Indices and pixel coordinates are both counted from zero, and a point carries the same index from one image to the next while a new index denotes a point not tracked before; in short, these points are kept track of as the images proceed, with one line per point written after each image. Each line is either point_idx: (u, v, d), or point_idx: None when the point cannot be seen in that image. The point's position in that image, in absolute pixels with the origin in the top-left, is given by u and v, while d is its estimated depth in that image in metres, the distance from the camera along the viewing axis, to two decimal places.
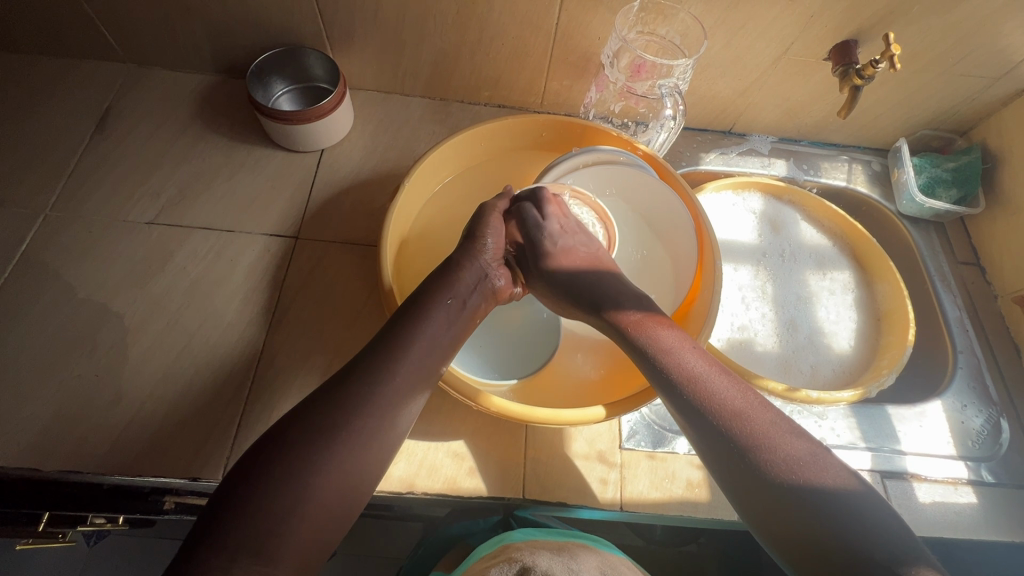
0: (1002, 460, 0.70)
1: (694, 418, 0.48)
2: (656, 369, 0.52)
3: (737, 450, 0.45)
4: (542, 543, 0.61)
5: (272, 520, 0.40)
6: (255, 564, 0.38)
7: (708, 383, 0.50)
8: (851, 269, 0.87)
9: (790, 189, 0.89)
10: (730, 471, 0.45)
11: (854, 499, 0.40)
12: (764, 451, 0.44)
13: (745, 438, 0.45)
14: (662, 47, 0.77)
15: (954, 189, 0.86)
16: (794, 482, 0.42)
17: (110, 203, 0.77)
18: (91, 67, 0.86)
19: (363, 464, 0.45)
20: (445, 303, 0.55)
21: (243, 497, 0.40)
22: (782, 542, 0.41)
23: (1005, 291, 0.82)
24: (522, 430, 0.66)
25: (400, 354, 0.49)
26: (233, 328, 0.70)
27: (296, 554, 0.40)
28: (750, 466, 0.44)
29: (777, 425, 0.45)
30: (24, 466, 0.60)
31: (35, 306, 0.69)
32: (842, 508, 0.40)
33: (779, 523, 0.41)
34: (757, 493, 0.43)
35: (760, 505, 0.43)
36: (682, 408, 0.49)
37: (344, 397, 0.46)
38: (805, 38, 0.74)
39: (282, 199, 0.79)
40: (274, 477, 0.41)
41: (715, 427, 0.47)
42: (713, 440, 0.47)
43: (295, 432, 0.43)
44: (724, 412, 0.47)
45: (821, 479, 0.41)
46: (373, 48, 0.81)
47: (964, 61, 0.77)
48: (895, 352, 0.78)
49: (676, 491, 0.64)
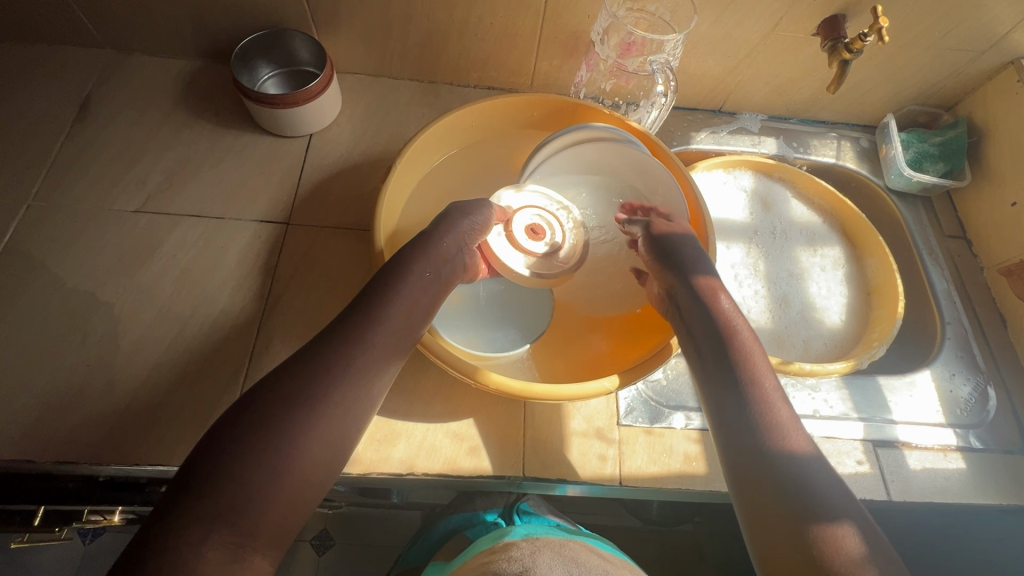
0: (989, 426, 0.72)
1: (716, 373, 0.53)
2: (704, 321, 0.56)
3: (744, 411, 0.50)
4: (541, 540, 0.70)
5: (252, 489, 0.39)
6: (233, 537, 0.37)
7: (742, 344, 0.54)
8: (842, 245, 0.88)
9: (780, 166, 0.89)
10: (732, 426, 0.50)
11: (831, 488, 0.45)
12: (766, 419, 0.49)
13: (753, 402, 0.50)
14: (652, 24, 0.77)
15: (941, 162, 0.87)
16: (790, 468, 0.46)
17: (95, 191, 0.75)
18: (69, 54, 0.84)
19: (336, 435, 0.45)
20: (420, 274, 0.55)
21: (214, 473, 0.39)
22: (753, 502, 0.46)
23: (992, 263, 0.84)
24: (520, 408, 0.66)
25: (372, 326, 0.49)
26: (227, 315, 0.69)
27: (272, 525, 0.40)
28: (750, 429, 0.49)
29: (783, 404, 0.50)
30: (18, 458, 0.59)
31: (22, 297, 0.67)
32: (813, 488, 0.44)
33: (755, 483, 0.46)
34: (747, 451, 0.48)
35: (744, 460, 0.48)
36: (709, 353, 0.54)
37: (314, 370, 0.45)
38: (795, 13, 0.74)
39: (271, 185, 0.78)
40: (244, 453, 0.40)
41: (735, 388, 0.51)
42: (727, 398, 0.51)
43: (264, 405, 0.42)
44: (749, 376, 0.51)
45: (804, 459, 0.46)
46: (360, 30, 0.79)
47: (950, 34, 0.77)
48: (885, 324, 0.79)
49: (674, 465, 0.64)
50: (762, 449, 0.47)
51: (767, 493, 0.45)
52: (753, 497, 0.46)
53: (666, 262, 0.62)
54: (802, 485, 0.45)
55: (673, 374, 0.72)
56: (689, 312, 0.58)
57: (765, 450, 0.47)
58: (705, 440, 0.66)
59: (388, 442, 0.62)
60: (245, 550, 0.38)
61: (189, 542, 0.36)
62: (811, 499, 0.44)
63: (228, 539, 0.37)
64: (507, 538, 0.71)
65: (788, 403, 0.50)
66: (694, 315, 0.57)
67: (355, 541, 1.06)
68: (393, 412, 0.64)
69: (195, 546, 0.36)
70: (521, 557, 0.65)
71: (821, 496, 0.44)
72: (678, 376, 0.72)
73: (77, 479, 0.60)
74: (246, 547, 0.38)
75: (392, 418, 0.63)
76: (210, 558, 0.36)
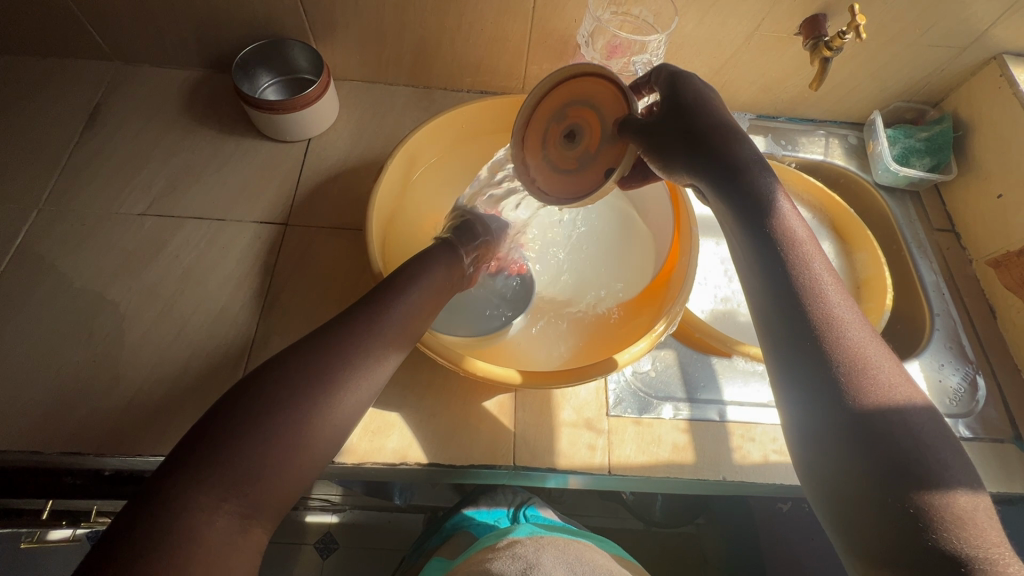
0: (979, 415, 0.72)
1: (788, 316, 0.46)
2: (768, 257, 0.48)
3: (827, 359, 0.43)
4: (545, 539, 0.71)
5: (261, 464, 0.41)
6: (241, 509, 0.40)
7: (812, 283, 0.46)
8: (831, 240, 0.89)
9: (769, 164, 0.90)
10: (807, 374, 0.44)
11: (931, 444, 0.40)
12: (845, 371, 0.42)
13: (835, 351, 0.43)
14: (636, 27, 0.80)
15: (928, 157, 0.88)
16: (883, 431, 0.40)
17: (102, 196, 0.78)
18: (79, 66, 0.87)
19: (340, 422, 0.45)
20: (414, 273, 0.57)
21: (222, 447, 0.40)
22: (835, 463, 0.41)
23: (980, 255, 0.85)
24: (511, 399, 0.67)
25: (372, 319, 0.50)
26: (228, 311, 0.72)
27: (277, 500, 0.42)
28: (832, 379, 0.43)
29: (873, 352, 0.44)
30: (27, 450, 0.61)
31: (32, 297, 0.70)
32: (913, 446, 0.39)
33: (838, 437, 0.41)
34: (834, 410, 0.42)
35: (828, 417, 0.42)
36: (778, 294, 0.47)
37: (317, 355, 0.46)
38: (776, 13, 0.76)
39: (271, 187, 0.81)
40: (251, 429, 0.41)
41: (804, 337, 0.45)
42: (806, 346, 0.44)
43: (267, 389, 0.43)
44: (825, 323, 0.45)
45: (902, 413, 0.41)
46: (356, 39, 0.82)
47: (930, 32, 0.79)
48: (874, 316, 0.80)
49: (662, 455, 0.65)
50: (853, 407, 0.41)
51: (845, 454, 0.41)
52: (834, 456, 0.41)
53: (713, 174, 0.51)
54: (899, 442, 0.40)
55: (661, 365, 0.73)
56: (743, 251, 0.50)
57: (852, 402, 0.41)
58: (693, 430, 0.67)
59: (382, 433, 0.64)
60: (251, 521, 0.40)
61: (201, 509, 0.38)
62: (901, 461, 0.39)
63: (236, 510, 0.39)
64: (511, 536, 0.72)
65: (882, 356, 0.44)
66: (751, 247, 0.49)
67: (362, 544, 1.08)
68: (387, 404, 0.65)
69: (205, 513, 0.38)
70: (524, 553, 0.67)
71: (920, 465, 0.39)
72: (667, 368, 0.73)
73: (83, 473, 0.62)
74: (251, 516, 0.40)
75: (386, 409, 0.65)
76: (218, 526, 0.38)
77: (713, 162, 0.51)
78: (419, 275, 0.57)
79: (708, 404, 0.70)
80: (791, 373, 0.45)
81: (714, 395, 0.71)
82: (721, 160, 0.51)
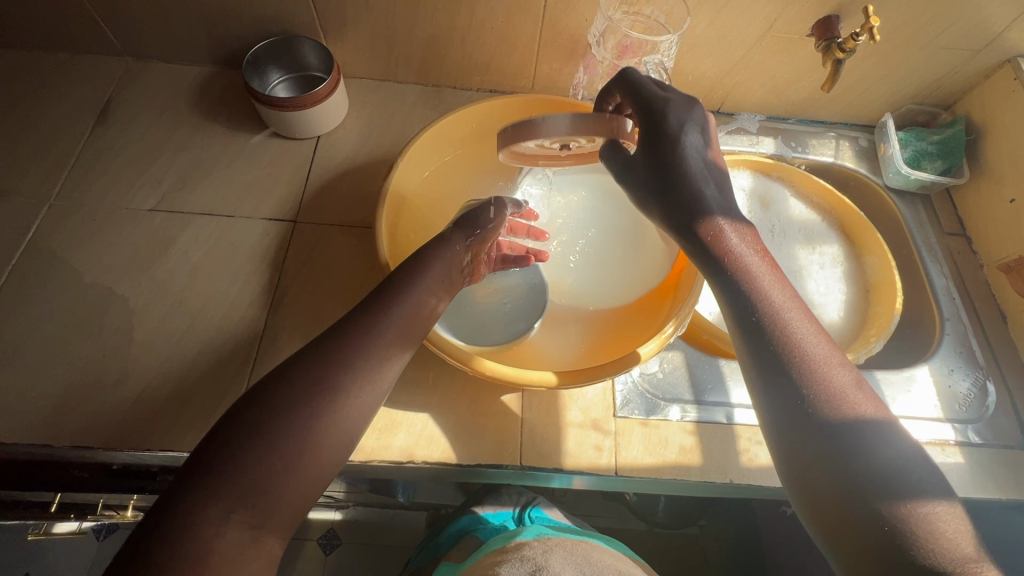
0: (988, 421, 0.72)
1: (756, 346, 0.49)
2: (733, 289, 0.52)
3: (795, 384, 0.46)
4: (553, 541, 0.71)
5: (268, 476, 0.41)
6: (251, 521, 0.40)
7: (777, 311, 0.49)
8: (840, 243, 0.88)
9: (778, 166, 0.90)
10: (777, 399, 0.47)
11: (902, 462, 0.42)
12: (818, 396, 0.45)
13: (801, 375, 0.46)
14: (647, 27, 0.79)
15: (939, 161, 0.88)
16: (850, 450, 0.43)
17: (112, 191, 0.78)
18: (90, 62, 0.88)
19: (349, 427, 0.46)
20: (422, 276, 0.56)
21: (229, 460, 0.40)
22: (810, 483, 0.44)
23: (991, 260, 0.84)
24: (518, 399, 0.67)
25: (381, 321, 0.50)
26: (236, 308, 0.72)
27: (286, 509, 0.42)
28: (800, 403, 0.46)
29: (841, 373, 0.46)
30: (37, 443, 0.62)
31: (43, 291, 0.71)
32: (880, 462, 0.42)
33: (809, 458, 0.44)
34: (804, 433, 0.45)
35: (798, 441, 0.45)
36: (744, 325, 0.51)
37: (323, 364, 0.46)
38: (789, 14, 0.75)
39: (280, 184, 0.81)
40: (257, 443, 0.41)
41: (778, 366, 0.47)
42: (775, 373, 0.48)
43: (273, 398, 0.44)
44: (791, 348, 0.48)
45: (868, 430, 0.43)
46: (366, 37, 0.82)
47: (945, 34, 0.78)
48: (883, 320, 0.79)
49: (670, 456, 0.65)
50: (822, 429, 0.44)
51: (823, 477, 0.43)
52: (808, 476, 0.44)
53: (680, 215, 0.55)
54: (866, 459, 0.42)
55: (669, 367, 0.73)
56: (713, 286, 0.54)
57: (820, 424, 0.44)
58: (700, 432, 0.67)
59: (389, 431, 0.64)
60: (261, 533, 0.40)
61: (210, 523, 0.38)
62: (874, 480, 0.41)
63: (245, 522, 0.39)
64: (519, 539, 0.72)
65: (850, 374, 0.46)
66: (718, 282, 0.53)
67: (366, 541, 1.08)
68: (394, 402, 0.66)
69: (214, 527, 0.38)
70: (532, 555, 0.67)
71: (888, 480, 0.41)
72: (674, 369, 0.72)
73: (93, 466, 0.63)
74: (260, 524, 0.40)
75: (394, 408, 0.65)
76: (228, 538, 0.39)
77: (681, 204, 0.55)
78: (417, 279, 0.55)
79: (716, 407, 0.69)
80: (763, 400, 0.48)
81: (721, 397, 0.70)
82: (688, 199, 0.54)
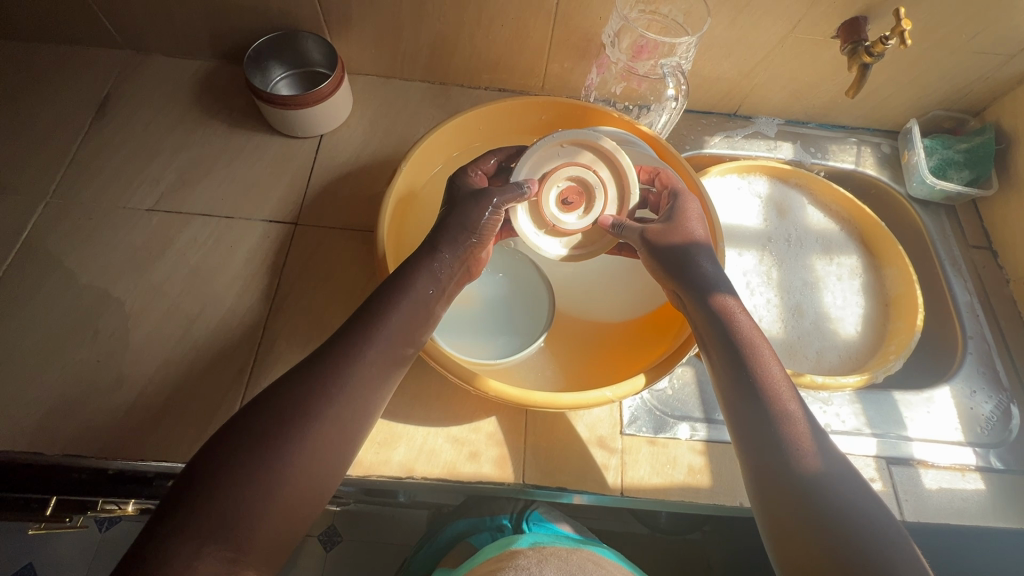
0: (1011, 446, 0.69)
1: (738, 394, 0.51)
2: (719, 337, 0.53)
3: (772, 431, 0.48)
4: (547, 550, 0.69)
5: (248, 507, 0.40)
6: (227, 555, 0.38)
7: (762, 363, 0.51)
8: (859, 254, 0.85)
9: (796, 172, 0.87)
10: (755, 446, 0.48)
11: (872, 515, 0.43)
12: (797, 445, 0.47)
13: (779, 424, 0.48)
14: (664, 26, 0.76)
15: (967, 170, 0.83)
16: (821, 500, 0.44)
17: (110, 189, 0.77)
18: (90, 55, 0.86)
19: (332, 452, 0.45)
20: (421, 290, 0.53)
21: (201, 492, 0.39)
22: (783, 530, 0.45)
23: (1018, 275, 0.81)
24: (522, 415, 0.65)
25: (364, 340, 0.48)
26: (234, 313, 0.70)
27: (266, 541, 0.40)
28: (777, 450, 0.47)
29: (812, 427, 0.48)
30: (30, 450, 0.60)
31: (38, 292, 0.69)
32: (849, 513, 0.43)
33: (783, 505, 0.45)
34: (779, 479, 0.46)
35: (773, 487, 0.46)
36: (728, 372, 0.52)
37: (301, 389, 0.45)
38: (813, 15, 0.72)
39: (281, 184, 0.79)
40: (229, 474, 0.40)
41: (764, 419, 0.49)
42: (754, 420, 0.49)
43: (258, 425, 0.42)
44: (772, 398, 0.49)
45: (836, 483, 0.45)
46: (372, 33, 0.80)
47: (977, 38, 0.74)
48: (903, 337, 0.76)
49: (678, 477, 0.63)
50: (795, 478, 0.46)
51: (802, 532, 0.44)
52: (782, 522, 0.45)
53: (673, 272, 0.58)
54: (835, 509, 0.44)
55: (678, 383, 0.70)
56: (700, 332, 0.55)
57: (794, 473, 0.46)
58: (710, 452, 0.65)
59: (389, 444, 0.62)
60: (238, 567, 0.39)
61: (182, 557, 0.37)
62: (846, 529, 0.42)
63: (222, 556, 0.38)
64: (515, 545, 0.70)
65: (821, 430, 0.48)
66: (705, 330, 0.55)
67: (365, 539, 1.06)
68: (394, 414, 0.64)
69: (186, 562, 0.37)
70: (527, 565, 0.65)
71: (857, 532, 0.42)
72: (684, 386, 0.70)
73: (87, 471, 0.61)
74: (241, 555, 0.39)
75: (394, 421, 0.63)
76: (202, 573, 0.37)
77: (675, 260, 0.58)
78: (403, 292, 0.52)
79: (727, 426, 0.67)
80: (742, 444, 0.50)
81: None
82: (684, 256, 0.58)
